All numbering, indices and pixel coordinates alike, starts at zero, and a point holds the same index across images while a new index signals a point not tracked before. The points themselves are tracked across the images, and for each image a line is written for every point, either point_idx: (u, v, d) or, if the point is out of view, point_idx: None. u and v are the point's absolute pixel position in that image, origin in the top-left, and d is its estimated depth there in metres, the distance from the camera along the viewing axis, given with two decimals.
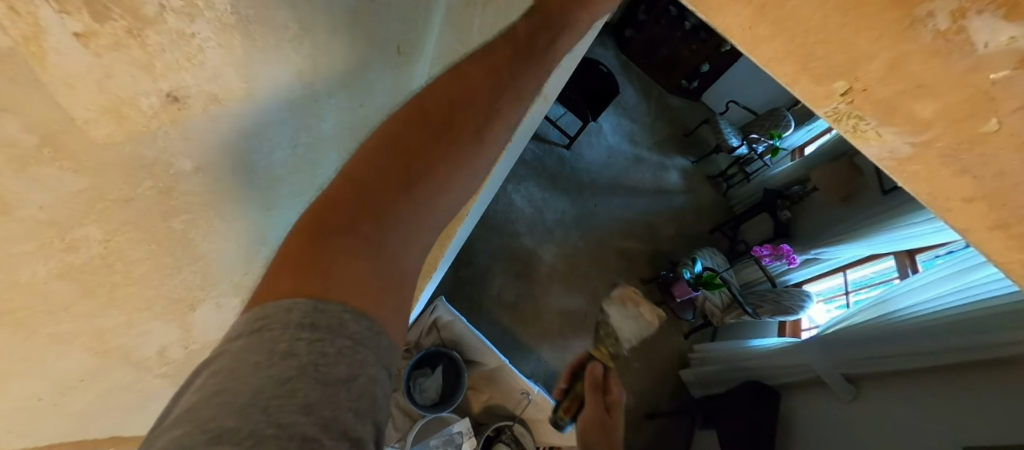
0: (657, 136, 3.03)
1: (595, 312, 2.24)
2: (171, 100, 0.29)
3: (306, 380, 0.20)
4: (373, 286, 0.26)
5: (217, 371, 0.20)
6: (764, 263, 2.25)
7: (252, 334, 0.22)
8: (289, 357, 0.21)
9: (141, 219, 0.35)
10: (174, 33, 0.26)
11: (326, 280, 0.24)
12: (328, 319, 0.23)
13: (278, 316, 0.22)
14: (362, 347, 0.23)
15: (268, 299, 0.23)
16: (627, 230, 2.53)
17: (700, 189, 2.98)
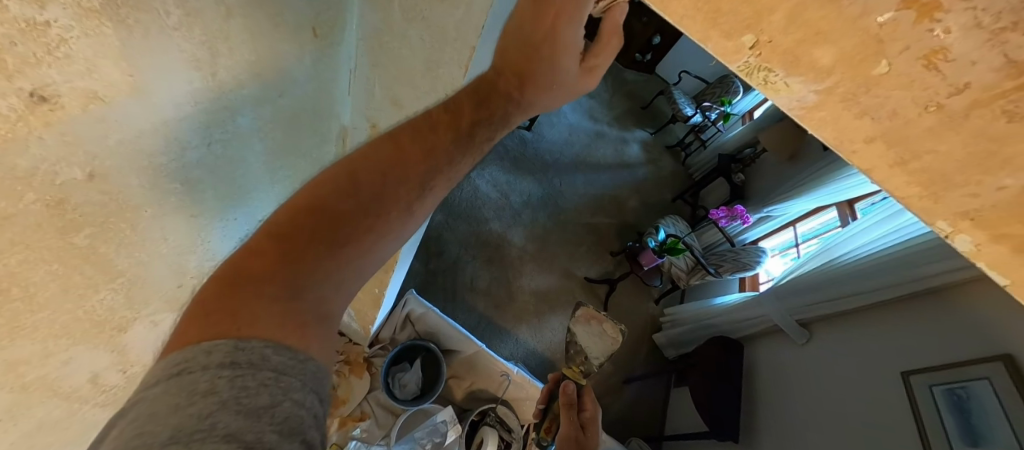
0: (615, 110, 3.06)
1: (568, 289, 2.28)
2: (39, 100, 0.23)
3: (228, 413, 0.19)
4: (293, 324, 0.24)
5: (131, 424, 0.19)
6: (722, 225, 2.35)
7: (170, 379, 0.20)
8: (212, 395, 0.20)
9: (34, 238, 0.29)
10: (21, 23, 0.20)
11: (245, 315, 0.23)
12: (251, 354, 0.22)
13: (198, 359, 0.21)
14: (291, 376, 0.22)
15: (184, 344, 0.22)
16: (593, 206, 2.57)
17: (660, 159, 3.05)
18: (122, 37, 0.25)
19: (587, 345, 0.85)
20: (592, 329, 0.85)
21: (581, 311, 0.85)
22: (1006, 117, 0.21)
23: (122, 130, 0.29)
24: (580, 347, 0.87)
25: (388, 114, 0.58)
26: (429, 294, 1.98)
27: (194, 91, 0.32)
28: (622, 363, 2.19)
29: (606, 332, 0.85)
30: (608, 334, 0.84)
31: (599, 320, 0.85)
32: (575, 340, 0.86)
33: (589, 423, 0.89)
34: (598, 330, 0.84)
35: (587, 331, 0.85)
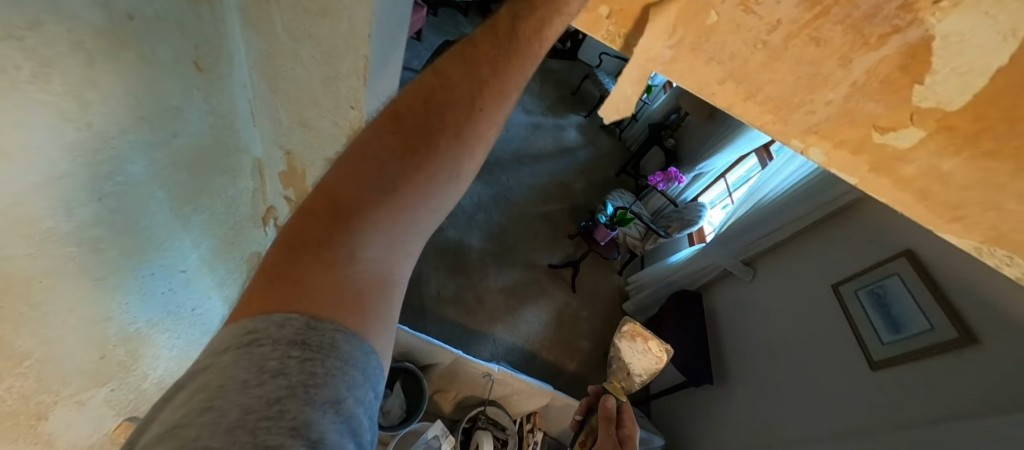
0: (547, 100, 3.16)
1: (535, 279, 2.31)
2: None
3: (297, 401, 0.17)
4: (345, 302, 0.21)
5: (204, 410, 0.16)
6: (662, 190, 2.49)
7: (240, 349, 0.18)
8: (288, 371, 0.18)
9: None
10: None
11: (294, 296, 0.20)
12: (326, 327, 0.20)
13: (270, 330, 0.19)
14: (360, 359, 0.20)
15: (249, 312, 0.20)
16: (543, 196, 2.62)
17: (598, 138, 3.17)
18: None
19: (630, 362, 0.65)
20: (637, 346, 0.63)
21: (626, 325, 0.64)
22: (814, 43, 0.27)
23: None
24: (622, 359, 0.67)
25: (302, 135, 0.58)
26: (398, 315, 1.92)
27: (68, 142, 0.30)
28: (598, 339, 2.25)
29: (651, 349, 0.63)
30: (656, 354, 0.62)
31: (645, 337, 0.63)
32: (615, 354, 0.66)
33: (628, 442, 0.62)
34: (643, 346, 0.63)
35: (631, 348, 0.64)
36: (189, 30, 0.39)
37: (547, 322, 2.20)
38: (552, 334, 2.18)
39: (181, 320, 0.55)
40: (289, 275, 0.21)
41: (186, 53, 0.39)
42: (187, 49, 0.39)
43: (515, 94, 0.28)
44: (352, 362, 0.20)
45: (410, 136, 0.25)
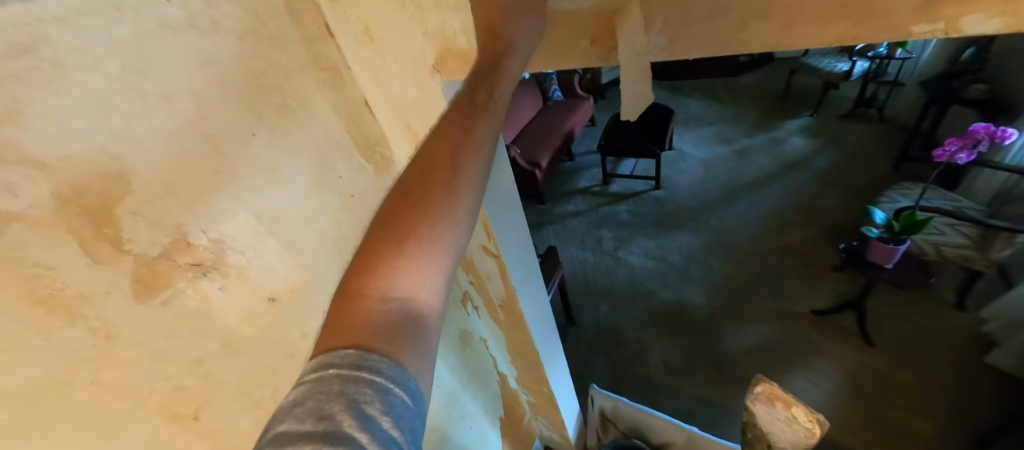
0: (739, 136, 3.28)
1: (782, 333, 2.02)
2: (200, 265, 0.52)
3: (347, 417, 0.29)
4: (384, 329, 0.34)
5: (295, 418, 0.30)
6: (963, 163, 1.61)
7: (319, 379, 0.31)
8: (345, 395, 0.30)
9: (196, 351, 0.53)
10: (152, 247, 0.46)
11: (354, 332, 0.34)
12: (372, 361, 0.32)
13: (339, 363, 0.32)
14: (396, 386, 0.32)
15: (327, 349, 0.33)
16: (761, 237, 2.50)
17: (817, 160, 2.97)
18: (213, 224, 0.52)
19: (770, 430, 0.70)
20: (775, 413, 0.68)
21: (758, 386, 0.70)
22: None
23: (224, 277, 0.55)
24: (763, 428, 0.72)
25: None
26: (625, 391, 1.87)
27: (257, 247, 0.58)
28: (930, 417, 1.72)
29: (795, 418, 0.67)
30: (801, 425, 0.65)
31: (787, 403, 0.68)
32: (755, 421, 0.72)
33: None
34: (784, 415, 0.67)
35: (768, 414, 0.69)
36: (334, 178, 0.68)
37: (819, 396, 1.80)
38: (830, 403, 1.78)
39: None
40: (351, 316, 0.34)
41: (330, 189, 0.67)
42: (331, 187, 0.67)
43: (474, 141, 0.38)
44: (388, 386, 0.32)
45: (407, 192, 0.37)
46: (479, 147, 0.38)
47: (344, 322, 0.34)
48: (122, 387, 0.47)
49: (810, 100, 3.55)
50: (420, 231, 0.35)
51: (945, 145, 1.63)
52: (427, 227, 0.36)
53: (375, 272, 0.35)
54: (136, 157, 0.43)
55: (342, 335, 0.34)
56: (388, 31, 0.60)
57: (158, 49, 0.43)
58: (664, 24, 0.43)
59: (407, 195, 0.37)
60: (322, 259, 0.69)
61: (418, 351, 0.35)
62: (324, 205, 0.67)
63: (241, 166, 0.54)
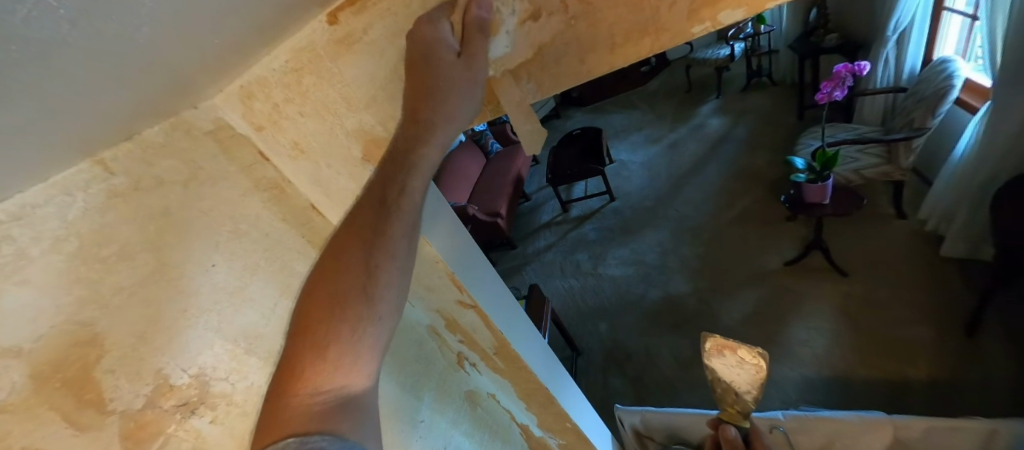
0: (666, 132, 3.56)
1: (770, 292, 2.10)
2: (185, 405, 0.53)
3: None
4: (320, 416, 0.40)
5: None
6: (840, 98, 1.84)
7: None
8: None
9: None
10: (133, 399, 0.48)
11: (294, 420, 0.40)
12: (313, 442, 0.37)
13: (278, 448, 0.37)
14: None
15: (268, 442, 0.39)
16: (716, 212, 2.66)
17: (738, 130, 3.27)
18: (191, 358, 0.54)
19: (731, 383, 0.66)
20: (728, 363, 0.65)
21: (707, 341, 0.67)
22: None
23: (212, 409, 0.56)
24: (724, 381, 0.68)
25: (431, 298, 0.90)
26: (649, 400, 1.87)
27: (240, 367, 0.60)
28: (921, 323, 1.79)
29: (745, 360, 0.65)
30: (750, 365, 0.64)
31: (732, 348, 0.65)
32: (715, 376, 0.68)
33: None
34: (736, 361, 0.65)
35: (723, 366, 0.66)
36: (300, 280, 0.71)
37: (828, 338, 1.85)
38: (840, 340, 1.83)
39: None
40: (288, 412, 0.40)
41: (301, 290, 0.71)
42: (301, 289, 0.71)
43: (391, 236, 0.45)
44: None
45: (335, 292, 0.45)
46: (387, 242, 0.45)
47: (282, 418, 0.40)
48: None
49: (711, 85, 3.95)
50: (348, 326, 0.44)
51: (821, 89, 1.85)
52: (352, 323, 0.44)
53: (312, 368, 0.43)
54: (105, 318, 0.47)
55: (283, 427, 0.39)
56: (316, 143, 0.68)
57: (107, 218, 0.50)
58: (529, 75, 0.51)
59: (336, 299, 0.45)
60: None
61: (349, 432, 0.41)
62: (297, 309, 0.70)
63: (207, 296, 0.58)
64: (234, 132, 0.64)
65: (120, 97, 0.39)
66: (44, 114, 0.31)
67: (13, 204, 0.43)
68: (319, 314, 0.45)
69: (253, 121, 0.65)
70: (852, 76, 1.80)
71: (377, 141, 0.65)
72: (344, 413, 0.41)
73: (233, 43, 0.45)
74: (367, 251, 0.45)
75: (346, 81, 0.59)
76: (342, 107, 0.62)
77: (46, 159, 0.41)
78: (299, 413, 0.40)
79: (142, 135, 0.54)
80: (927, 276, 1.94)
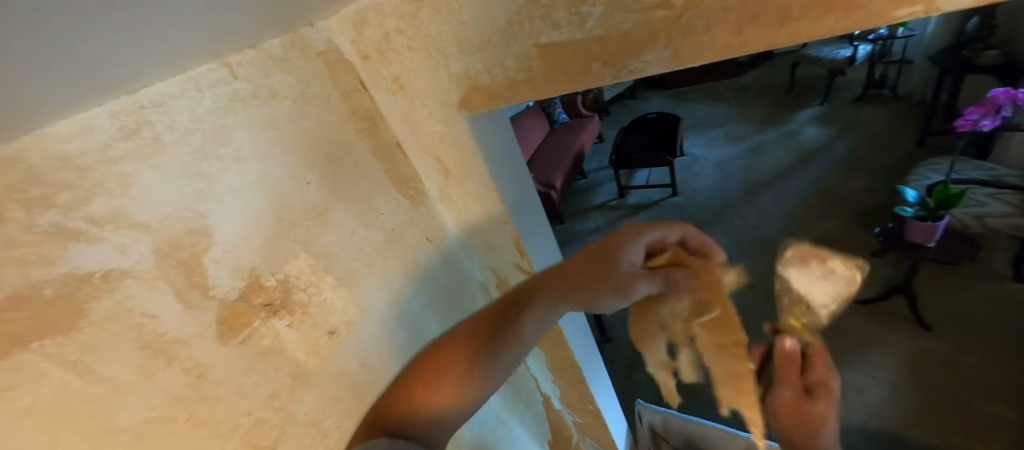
0: (750, 133, 3.28)
1: (832, 328, 1.95)
2: (269, 306, 0.57)
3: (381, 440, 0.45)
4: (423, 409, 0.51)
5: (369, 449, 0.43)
6: (985, 130, 1.59)
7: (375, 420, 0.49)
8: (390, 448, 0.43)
9: (269, 387, 0.57)
10: (230, 289, 0.52)
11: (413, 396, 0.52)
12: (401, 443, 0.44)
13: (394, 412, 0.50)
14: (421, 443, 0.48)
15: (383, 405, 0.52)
16: (788, 230, 2.46)
17: (836, 145, 2.95)
18: (277, 262, 0.58)
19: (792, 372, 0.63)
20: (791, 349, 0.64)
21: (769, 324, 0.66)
22: None
23: (289, 315, 0.60)
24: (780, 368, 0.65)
25: (491, 256, 0.90)
26: (672, 404, 1.84)
27: (316, 281, 0.63)
28: (1005, 399, 1.61)
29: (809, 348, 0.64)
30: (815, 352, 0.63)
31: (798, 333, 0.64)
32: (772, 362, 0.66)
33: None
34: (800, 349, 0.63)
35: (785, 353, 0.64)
36: (377, 214, 0.73)
37: (888, 391, 1.70)
38: (903, 395, 1.68)
39: None
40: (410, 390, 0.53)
41: (377, 222, 0.73)
42: (378, 221, 0.73)
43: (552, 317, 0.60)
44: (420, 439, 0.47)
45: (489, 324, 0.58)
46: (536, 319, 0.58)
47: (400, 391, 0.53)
48: (215, 420, 0.51)
49: (817, 89, 3.55)
50: (481, 357, 0.56)
51: (965, 115, 1.61)
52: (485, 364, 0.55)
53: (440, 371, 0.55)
54: (217, 211, 0.51)
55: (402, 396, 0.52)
56: (418, 79, 0.67)
57: (227, 119, 0.52)
58: (669, 38, 0.47)
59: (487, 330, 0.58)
60: (374, 291, 0.74)
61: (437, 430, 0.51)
62: (371, 238, 0.73)
63: (300, 210, 0.61)
64: (341, 57, 0.65)
65: (241, 7, 0.39)
66: (190, 9, 0.31)
67: (154, 92, 0.45)
68: (464, 338, 0.58)
69: (362, 48, 0.65)
70: (1010, 106, 1.53)
71: (477, 88, 0.64)
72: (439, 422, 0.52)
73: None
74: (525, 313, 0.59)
75: (464, 19, 0.57)
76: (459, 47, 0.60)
77: (170, 60, 0.41)
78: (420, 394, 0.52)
79: (266, 45, 0.55)
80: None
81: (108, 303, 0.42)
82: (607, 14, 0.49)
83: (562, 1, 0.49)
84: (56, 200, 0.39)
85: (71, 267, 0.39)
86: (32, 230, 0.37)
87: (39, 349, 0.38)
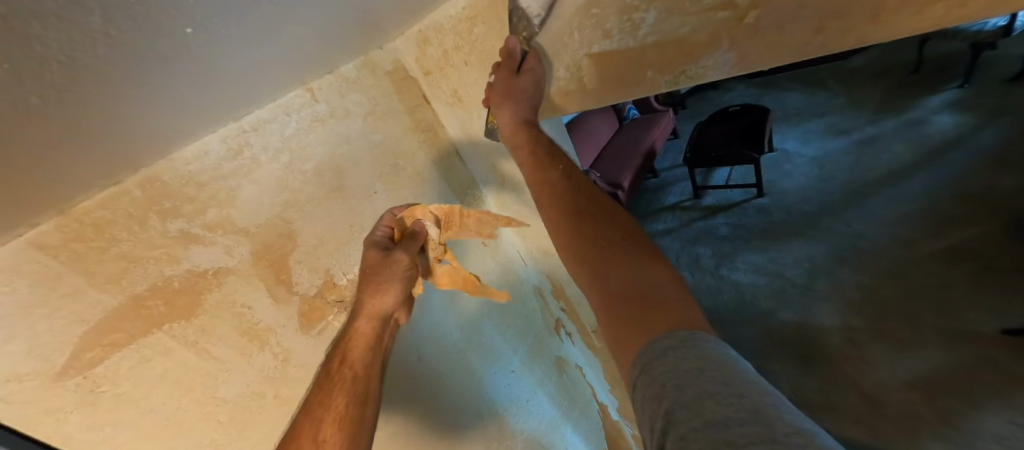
0: (861, 124, 2.84)
1: (962, 363, 1.69)
2: (342, 302, 0.63)
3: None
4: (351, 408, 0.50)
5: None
6: None
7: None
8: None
9: None
10: (311, 285, 0.60)
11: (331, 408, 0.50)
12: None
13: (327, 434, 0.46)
14: None
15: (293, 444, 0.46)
16: (906, 238, 2.12)
17: (980, 137, 2.45)
18: (348, 261, 0.64)
19: None
20: None
21: None
22: None
23: None
24: None
25: (546, 262, 0.91)
26: None
27: None
28: None
29: None
30: None
31: None
32: None
33: None
34: None
35: None
36: None
37: None
38: None
39: (464, 387, 0.89)
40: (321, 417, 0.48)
41: None
42: None
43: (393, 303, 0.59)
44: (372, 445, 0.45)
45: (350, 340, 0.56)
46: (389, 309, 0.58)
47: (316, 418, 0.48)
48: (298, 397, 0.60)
49: (957, 68, 2.95)
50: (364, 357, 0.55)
51: None
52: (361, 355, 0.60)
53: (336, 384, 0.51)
54: (301, 219, 0.59)
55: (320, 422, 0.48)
56: (474, 91, 0.69)
57: (310, 138, 0.60)
58: (731, 41, 0.43)
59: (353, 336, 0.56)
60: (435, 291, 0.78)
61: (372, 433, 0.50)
62: None
63: (368, 216, 0.66)
64: (407, 74, 0.70)
65: (313, 43, 0.44)
66: (246, 52, 0.35)
67: (253, 119, 0.54)
68: (346, 347, 0.55)
69: (424, 65, 0.69)
70: None
71: None
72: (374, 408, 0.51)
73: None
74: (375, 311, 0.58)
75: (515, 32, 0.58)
76: (499, 60, 0.62)
77: (266, 89, 0.49)
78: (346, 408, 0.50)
79: (341, 70, 0.62)
80: None
81: (217, 294, 0.52)
82: (663, 19, 0.46)
83: (614, 10, 0.48)
84: (182, 211, 0.49)
85: (192, 265, 0.50)
86: (165, 235, 0.48)
87: (169, 331, 0.49)
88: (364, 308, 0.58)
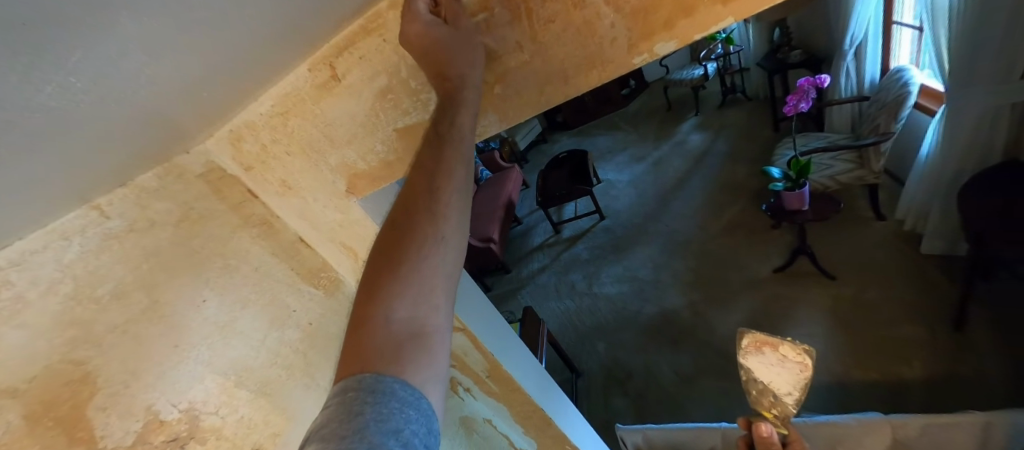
0: (649, 150, 3.64)
1: (766, 303, 2.17)
2: (174, 440, 0.55)
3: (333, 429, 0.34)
4: (363, 352, 0.41)
5: (321, 438, 0.34)
6: (805, 109, 1.92)
7: (335, 398, 0.37)
8: (359, 414, 0.35)
9: None
10: (124, 432, 0.51)
11: (356, 356, 0.41)
12: (385, 384, 0.37)
13: (357, 384, 0.37)
14: (395, 397, 0.37)
15: (343, 375, 0.39)
16: (703, 226, 2.72)
17: (719, 144, 3.37)
18: (175, 391, 0.55)
19: (772, 386, 0.58)
20: (768, 361, 0.58)
21: (746, 337, 0.60)
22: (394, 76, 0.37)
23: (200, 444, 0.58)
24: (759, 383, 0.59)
25: None
26: (652, 418, 1.92)
27: (226, 398, 0.61)
28: (915, 321, 1.89)
29: (788, 358, 0.58)
30: (795, 362, 0.57)
31: (774, 345, 0.58)
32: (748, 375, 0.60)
33: None
34: (777, 359, 0.58)
35: (762, 365, 0.58)
36: (290, 314, 0.72)
37: (823, 347, 1.92)
38: (842, 346, 1.91)
39: None
40: (354, 351, 0.41)
41: (291, 320, 0.71)
42: (292, 319, 0.72)
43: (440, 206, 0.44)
44: (389, 401, 0.36)
45: (383, 252, 0.45)
46: (424, 221, 0.44)
47: (353, 349, 0.41)
48: None
49: (689, 102, 4.10)
50: (384, 280, 0.43)
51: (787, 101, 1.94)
52: (414, 257, 0.43)
53: (369, 312, 0.42)
54: (98, 357, 0.50)
55: (353, 358, 0.41)
56: (303, 179, 0.70)
57: (102, 259, 0.53)
58: (493, 104, 0.54)
59: (384, 253, 0.45)
60: (301, 391, 0.71)
61: (416, 367, 0.40)
62: (285, 338, 0.70)
63: (198, 330, 0.58)
64: (225, 174, 0.67)
65: (119, 140, 0.40)
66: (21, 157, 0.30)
67: (11, 252, 0.48)
68: (386, 260, 0.44)
69: (243, 162, 0.67)
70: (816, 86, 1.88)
71: (359, 174, 0.68)
72: (409, 352, 0.40)
73: (234, 87, 0.48)
74: (413, 216, 0.45)
75: (328, 120, 0.63)
76: (323, 146, 0.66)
77: (25, 216, 0.42)
78: (368, 352, 0.40)
79: (137, 180, 0.58)
80: (911, 275, 2.05)
81: None
82: None
83: (405, 92, 0.58)
84: None
85: None
86: None
87: None
88: (393, 226, 0.46)
